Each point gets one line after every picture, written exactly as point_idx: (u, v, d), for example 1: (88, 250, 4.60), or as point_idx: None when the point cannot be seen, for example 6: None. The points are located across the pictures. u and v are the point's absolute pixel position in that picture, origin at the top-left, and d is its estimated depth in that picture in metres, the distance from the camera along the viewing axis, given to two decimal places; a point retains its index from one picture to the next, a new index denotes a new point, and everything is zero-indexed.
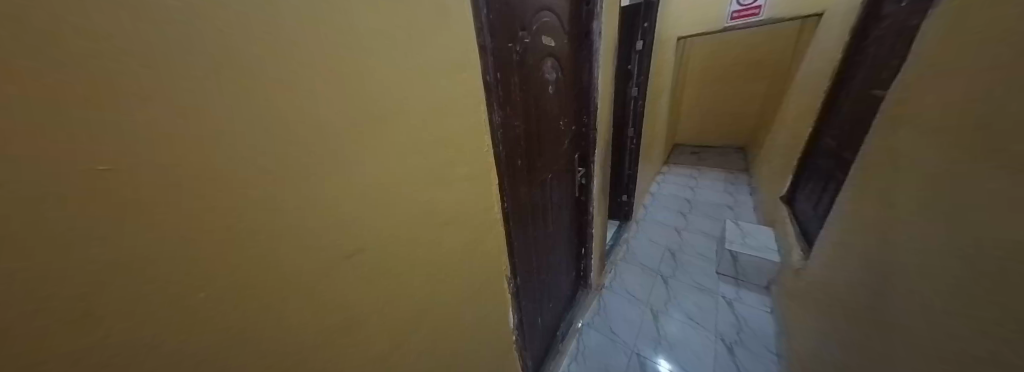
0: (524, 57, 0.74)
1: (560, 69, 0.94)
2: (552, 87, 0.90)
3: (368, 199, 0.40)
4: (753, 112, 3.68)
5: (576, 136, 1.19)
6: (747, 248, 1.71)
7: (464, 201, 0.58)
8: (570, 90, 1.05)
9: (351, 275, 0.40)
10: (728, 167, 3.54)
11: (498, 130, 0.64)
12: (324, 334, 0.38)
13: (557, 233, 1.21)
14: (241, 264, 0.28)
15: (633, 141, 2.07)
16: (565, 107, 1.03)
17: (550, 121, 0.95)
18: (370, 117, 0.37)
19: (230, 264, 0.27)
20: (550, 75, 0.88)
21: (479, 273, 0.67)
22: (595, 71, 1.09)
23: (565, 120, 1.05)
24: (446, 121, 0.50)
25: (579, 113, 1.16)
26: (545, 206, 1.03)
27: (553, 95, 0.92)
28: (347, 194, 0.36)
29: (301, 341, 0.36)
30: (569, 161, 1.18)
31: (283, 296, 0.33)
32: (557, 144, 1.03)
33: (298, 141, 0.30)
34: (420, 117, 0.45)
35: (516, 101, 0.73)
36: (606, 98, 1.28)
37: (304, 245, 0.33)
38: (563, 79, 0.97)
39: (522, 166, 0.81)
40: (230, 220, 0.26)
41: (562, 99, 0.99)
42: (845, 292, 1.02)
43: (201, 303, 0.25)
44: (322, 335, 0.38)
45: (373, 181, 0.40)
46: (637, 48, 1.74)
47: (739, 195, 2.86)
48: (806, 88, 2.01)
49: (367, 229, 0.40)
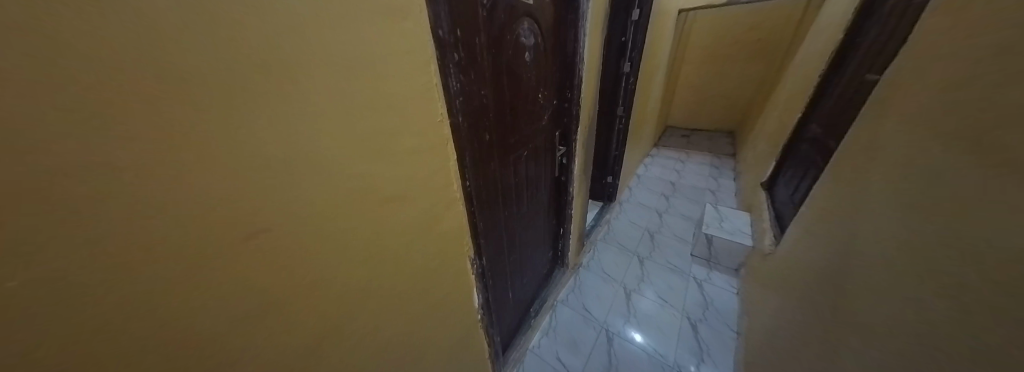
0: (495, 15, 0.65)
1: (541, 36, 0.85)
2: (529, 55, 0.82)
3: (301, 171, 0.33)
4: (746, 96, 3.63)
5: (557, 113, 1.12)
6: (722, 232, 1.75)
7: (415, 176, 0.52)
8: (552, 61, 0.97)
9: (284, 263, 0.35)
10: (715, 151, 3.55)
11: (458, 98, 0.57)
12: (255, 329, 0.34)
13: (533, 213, 1.18)
14: (156, 242, 0.23)
15: (621, 121, 2.00)
16: (545, 79, 0.95)
17: (526, 93, 0.87)
18: (304, 71, 0.31)
19: (127, 257, 0.21)
20: (528, 42, 0.80)
21: (439, 252, 0.64)
22: (579, 41, 1.00)
23: (544, 94, 0.98)
24: (389, 82, 0.42)
25: (562, 87, 1.09)
26: (519, 184, 0.98)
27: (530, 64, 0.84)
28: (277, 162, 0.31)
29: (233, 336, 0.31)
30: (549, 139, 1.12)
31: (200, 295, 0.27)
32: (534, 119, 0.96)
33: (223, 94, 0.24)
34: (354, 76, 0.37)
35: (483, 67, 0.65)
36: (593, 73, 1.20)
37: (234, 222, 0.28)
38: (543, 48, 0.89)
39: (491, 142, 0.75)
40: (140, 189, 0.21)
41: (541, 69, 0.91)
42: (807, 278, 1.04)
43: (104, 285, 0.21)
44: (253, 330, 0.33)
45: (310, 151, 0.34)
46: (633, 18, 1.60)
47: (722, 179, 2.89)
48: (802, 72, 1.94)
49: (299, 211, 0.35)
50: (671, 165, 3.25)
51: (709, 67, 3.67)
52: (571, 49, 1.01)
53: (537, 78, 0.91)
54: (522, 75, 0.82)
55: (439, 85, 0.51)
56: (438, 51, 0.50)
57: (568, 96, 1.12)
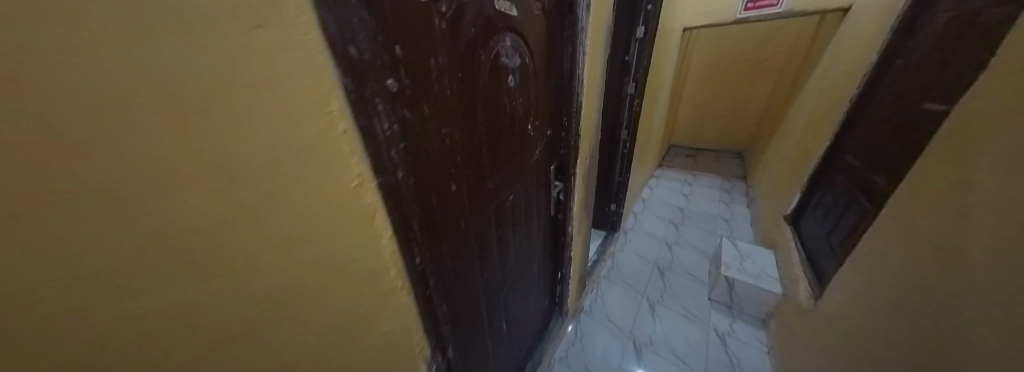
0: (461, 30, 0.48)
1: (530, 58, 0.69)
2: (512, 81, 0.65)
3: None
4: (755, 115, 3.48)
5: (551, 144, 0.94)
6: (744, 274, 1.53)
7: (325, 274, 0.33)
8: (545, 86, 0.80)
9: None
10: (724, 173, 3.37)
11: (398, 145, 0.39)
12: None
13: (524, 263, 0.97)
14: None
15: (626, 145, 1.82)
16: (535, 108, 0.78)
17: (511, 126, 0.69)
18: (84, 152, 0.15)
19: None
20: (511, 66, 0.64)
21: (383, 363, 0.44)
22: (578, 63, 0.84)
23: (534, 125, 0.80)
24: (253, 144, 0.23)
25: (557, 115, 0.92)
26: (504, 236, 0.79)
27: (514, 92, 0.67)
28: None
29: None
30: (542, 175, 0.94)
31: None
32: (521, 156, 0.77)
33: None
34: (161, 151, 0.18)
35: (444, 100, 0.48)
36: (594, 98, 1.04)
37: None
38: (530, 72, 0.72)
39: (462, 195, 0.56)
40: None
41: (530, 96, 0.74)
42: (868, 356, 0.82)
43: None
44: None
45: (179, 237, 0.20)
46: (637, 35, 1.46)
47: (735, 205, 2.69)
48: (823, 94, 1.78)
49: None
50: (677, 187, 3.06)
51: (714, 86, 3.55)
52: (568, 71, 0.85)
53: (525, 108, 0.73)
54: (505, 105, 0.64)
55: (360, 130, 0.33)
56: (347, 79, 0.30)
57: (564, 125, 0.95)
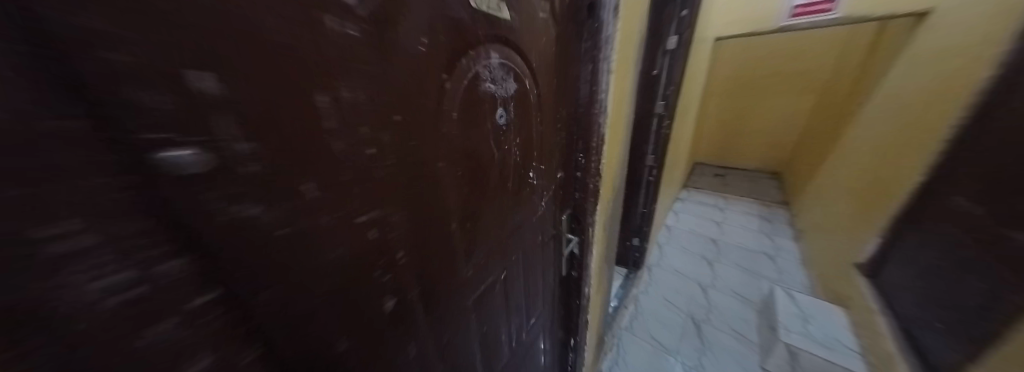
0: (397, 42, 0.25)
1: (529, 83, 0.48)
2: (499, 118, 0.43)
3: None
4: (795, 132, 3.12)
5: (561, 190, 0.71)
6: (810, 344, 1.24)
7: None
8: (549, 119, 0.57)
9: None
10: (761, 197, 2.99)
11: (184, 304, 0.16)
12: None
13: (524, 348, 0.72)
14: None
15: (652, 172, 1.55)
16: (538, 148, 0.56)
17: (498, 182, 0.46)
18: None
19: None
20: (499, 95, 0.42)
21: None
22: (600, 86, 0.62)
23: (536, 171, 0.57)
24: None
25: (569, 152, 0.69)
26: (494, 327, 0.55)
27: (504, 132, 0.45)
28: None
29: None
30: (549, 231, 0.71)
31: None
32: (516, 218, 0.54)
33: None
34: None
35: (365, 167, 0.25)
36: (619, 128, 0.80)
37: None
38: (529, 101, 0.49)
39: (413, 309, 0.34)
40: None
41: (530, 134, 0.52)
42: None
43: None
44: None
45: None
46: (669, 47, 1.20)
47: (778, 238, 2.35)
48: (902, 113, 1.46)
49: None
50: (707, 213, 2.73)
51: (746, 100, 3.21)
52: (587, 96, 0.63)
53: (522, 151, 0.51)
54: (486, 155, 0.42)
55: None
56: None
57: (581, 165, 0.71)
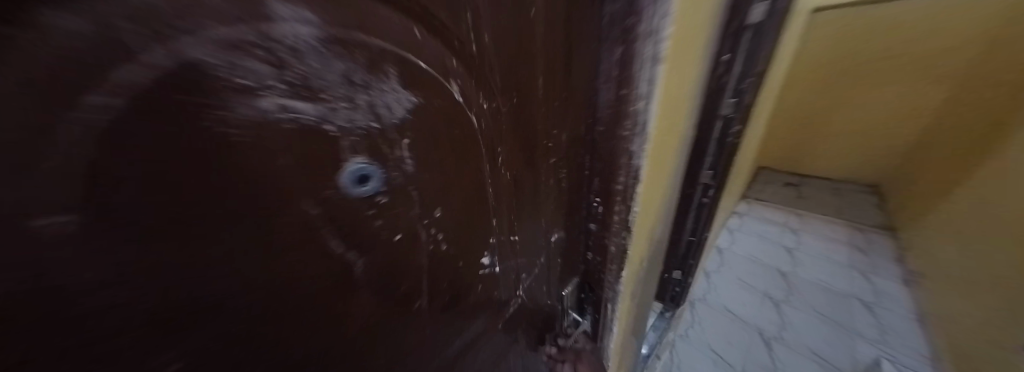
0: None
1: (455, 86, 0.21)
2: (345, 183, 0.16)
3: None
4: (911, 136, 2.36)
5: (558, 255, 0.44)
6: None
7: None
8: (521, 154, 0.29)
9: None
10: (852, 218, 2.34)
11: None
12: None
13: None
14: None
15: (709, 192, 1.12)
16: (497, 210, 0.29)
17: (366, 310, 0.21)
18: None
19: None
20: (327, 128, 0.15)
21: None
22: (636, 88, 0.31)
23: (495, 251, 0.31)
24: None
25: (572, 197, 0.41)
26: None
27: (383, 206, 0.19)
28: None
29: None
30: (530, 324, 0.45)
31: None
32: (443, 341, 0.29)
33: None
34: None
35: None
36: (670, 151, 0.47)
37: None
38: (460, 126, 0.22)
39: None
40: None
41: (474, 191, 0.26)
42: None
43: None
44: None
45: None
46: (754, 18, 0.72)
47: (878, 280, 1.86)
48: None
49: None
50: (778, 234, 2.18)
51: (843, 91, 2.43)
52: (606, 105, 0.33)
53: (441, 231, 0.24)
54: (305, 276, 0.17)
55: None
56: None
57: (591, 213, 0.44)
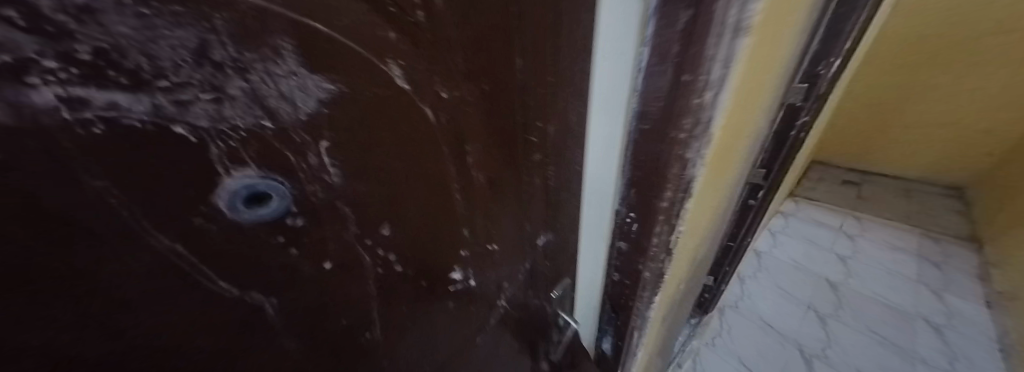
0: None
1: (398, 69, 0.15)
2: (230, 206, 0.13)
3: None
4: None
5: (552, 263, 0.38)
6: None
7: None
8: (498, 159, 0.24)
9: None
10: (929, 226, 2.00)
11: None
12: None
13: None
14: None
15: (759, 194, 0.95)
16: (469, 220, 0.25)
17: (304, 334, 0.19)
18: None
19: None
20: (180, 133, 0.10)
21: None
22: (709, 68, 0.20)
23: (467, 265, 0.27)
24: None
25: (570, 200, 0.33)
26: None
27: (292, 225, 0.15)
28: None
29: None
30: (516, 331, 0.41)
31: None
32: (404, 358, 0.27)
33: None
34: None
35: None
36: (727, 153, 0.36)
37: None
38: (408, 124, 0.17)
39: None
40: None
41: (431, 201, 0.21)
42: None
43: None
44: None
45: None
46: None
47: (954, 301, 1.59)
48: None
49: None
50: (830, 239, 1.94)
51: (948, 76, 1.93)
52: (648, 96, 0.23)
53: (391, 248, 0.20)
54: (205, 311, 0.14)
55: None
56: None
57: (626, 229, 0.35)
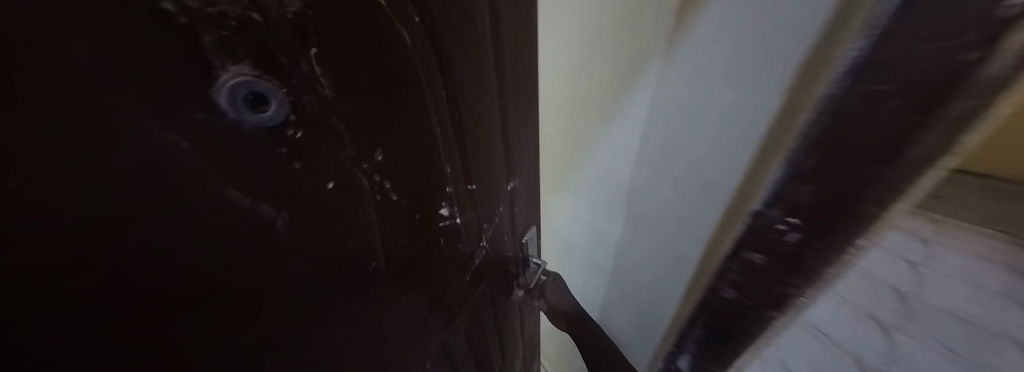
0: None
1: None
2: (232, 105, 0.13)
3: None
4: None
5: (519, 201, 0.44)
6: None
7: None
8: (464, 98, 0.26)
9: None
10: None
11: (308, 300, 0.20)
12: None
13: None
14: None
15: None
16: (449, 157, 0.27)
17: (309, 259, 0.19)
18: None
19: None
20: (165, 9, 0.10)
21: None
22: None
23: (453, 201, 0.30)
24: None
25: (519, 137, 0.39)
26: None
27: (287, 137, 0.15)
28: None
29: None
30: (496, 275, 0.44)
31: None
32: (398, 297, 0.28)
33: None
34: None
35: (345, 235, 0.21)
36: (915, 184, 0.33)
37: None
38: (390, 52, 0.18)
39: None
40: None
41: (413, 129, 0.22)
42: None
43: None
44: None
45: None
46: None
47: None
48: None
49: None
50: (898, 244, 1.75)
51: None
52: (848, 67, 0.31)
53: (382, 178, 0.22)
54: (212, 226, 0.14)
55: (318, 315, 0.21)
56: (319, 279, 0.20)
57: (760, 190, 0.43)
